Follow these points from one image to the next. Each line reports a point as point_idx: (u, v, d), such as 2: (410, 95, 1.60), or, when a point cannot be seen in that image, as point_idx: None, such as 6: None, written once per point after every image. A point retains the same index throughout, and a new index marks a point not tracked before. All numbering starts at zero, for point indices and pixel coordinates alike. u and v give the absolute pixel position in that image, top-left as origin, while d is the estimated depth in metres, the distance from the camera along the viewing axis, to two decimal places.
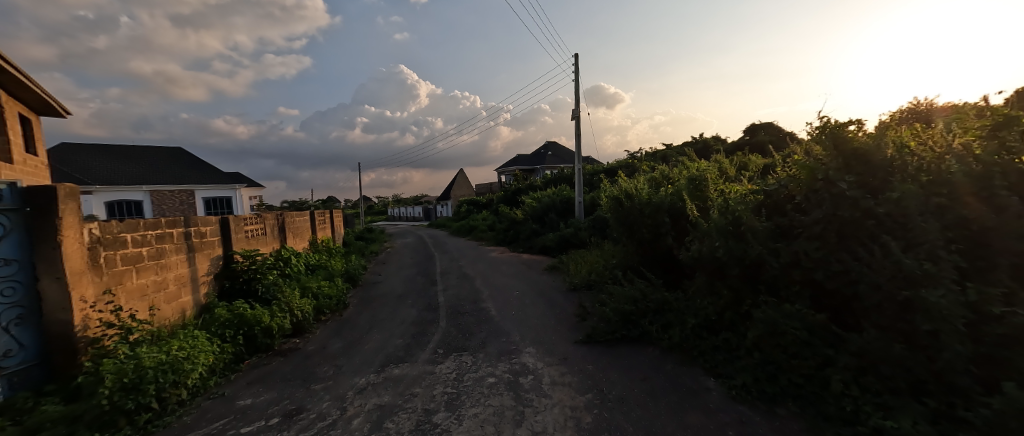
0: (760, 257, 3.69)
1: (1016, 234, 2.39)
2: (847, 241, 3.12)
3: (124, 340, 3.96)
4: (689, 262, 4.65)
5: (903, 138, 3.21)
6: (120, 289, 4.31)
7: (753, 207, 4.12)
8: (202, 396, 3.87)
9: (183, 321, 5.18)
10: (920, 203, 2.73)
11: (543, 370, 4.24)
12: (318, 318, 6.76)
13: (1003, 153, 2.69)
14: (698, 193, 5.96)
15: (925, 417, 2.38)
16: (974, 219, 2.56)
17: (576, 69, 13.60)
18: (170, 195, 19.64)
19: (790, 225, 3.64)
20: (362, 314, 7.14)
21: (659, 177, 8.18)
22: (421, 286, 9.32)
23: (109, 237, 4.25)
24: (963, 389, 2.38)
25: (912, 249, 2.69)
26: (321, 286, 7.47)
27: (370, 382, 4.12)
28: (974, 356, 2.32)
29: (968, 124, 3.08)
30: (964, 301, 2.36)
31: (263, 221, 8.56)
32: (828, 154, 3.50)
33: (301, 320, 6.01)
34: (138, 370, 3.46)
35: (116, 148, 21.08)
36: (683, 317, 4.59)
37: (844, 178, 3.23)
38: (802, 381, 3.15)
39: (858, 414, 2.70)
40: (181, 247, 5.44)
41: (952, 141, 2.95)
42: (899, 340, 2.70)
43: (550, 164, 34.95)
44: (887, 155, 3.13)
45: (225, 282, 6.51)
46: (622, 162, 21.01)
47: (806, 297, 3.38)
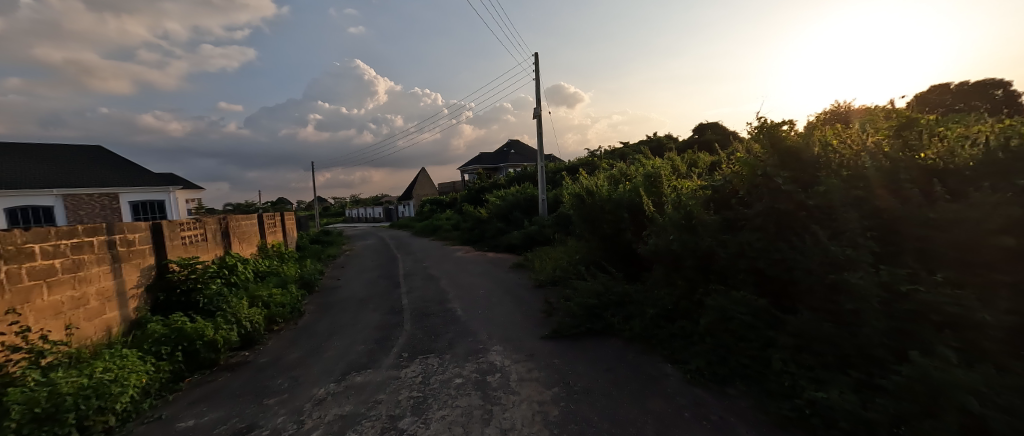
0: (711, 248, 3.92)
1: (917, 221, 2.61)
2: (786, 231, 3.35)
3: (34, 365, 3.47)
4: (649, 256, 4.81)
5: (827, 137, 3.49)
6: (27, 308, 3.78)
7: (701, 203, 4.32)
8: (134, 422, 3.48)
9: (109, 339, 4.63)
10: (843, 195, 2.95)
11: (510, 367, 4.21)
12: (271, 328, 6.32)
13: (907, 150, 3.00)
14: (654, 190, 6.20)
15: (851, 387, 2.59)
16: (885, 209, 2.81)
17: (536, 68, 13.68)
18: (89, 199, 17.59)
19: (735, 217, 3.83)
20: (320, 321, 6.76)
21: (619, 174, 8.40)
22: (384, 289, 8.99)
23: (11, 248, 3.71)
24: (880, 359, 2.61)
25: (840, 236, 2.91)
26: (273, 293, 6.97)
27: (330, 392, 3.89)
28: (892, 331, 2.53)
29: (877, 125, 3.42)
30: (879, 281, 2.55)
31: (204, 226, 7.88)
32: (767, 152, 3.73)
33: (250, 331, 5.58)
34: (53, 398, 3.03)
35: (22, 147, 18.62)
36: (643, 308, 4.75)
37: (780, 174, 3.44)
38: (748, 362, 3.36)
39: (796, 388, 2.90)
40: (104, 257, 4.87)
41: (867, 139, 3.24)
42: (828, 319, 2.90)
43: (512, 162, 34.96)
44: (814, 152, 3.39)
45: (160, 294, 5.85)
46: (583, 159, 21.39)
47: (751, 284, 3.56)
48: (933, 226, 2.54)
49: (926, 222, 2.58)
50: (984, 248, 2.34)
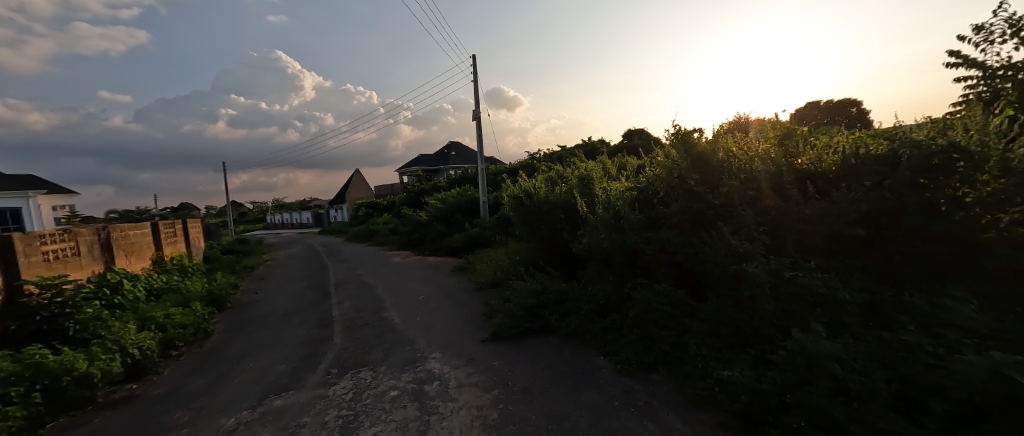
0: (637, 245, 4.03)
1: (796, 217, 3.05)
2: (698, 228, 3.58)
3: None
4: (583, 254, 4.78)
5: (728, 144, 3.84)
6: None
7: (628, 203, 4.44)
8: None
9: None
10: (741, 196, 3.34)
11: (449, 373, 3.77)
12: (166, 354, 5.09)
13: (788, 156, 3.50)
14: (587, 191, 6.37)
15: (751, 363, 2.72)
16: (771, 209, 3.25)
17: (474, 69, 13.44)
18: None
19: (656, 216, 4.06)
20: (233, 340, 5.66)
21: (555, 176, 8.49)
22: (311, 301, 7.90)
23: None
24: (772, 337, 2.81)
25: (740, 232, 3.24)
26: (169, 313, 5.71)
27: (244, 420, 3.13)
28: (780, 312, 2.73)
29: (767, 133, 3.86)
30: (769, 269, 2.80)
31: (76, 238, 6.24)
32: (682, 158, 3.92)
33: (142, 358, 4.27)
34: None
35: None
36: (578, 304, 4.66)
37: (692, 178, 3.62)
38: (670, 349, 3.45)
39: (708, 368, 2.99)
40: None
41: (759, 147, 3.70)
42: (731, 304, 3.14)
43: (454, 164, 34.03)
44: (719, 158, 3.68)
45: (10, 323, 4.03)
46: (522, 162, 21.46)
47: (671, 276, 3.76)
48: (807, 222, 2.99)
49: (800, 218, 3.02)
50: (844, 237, 2.82)
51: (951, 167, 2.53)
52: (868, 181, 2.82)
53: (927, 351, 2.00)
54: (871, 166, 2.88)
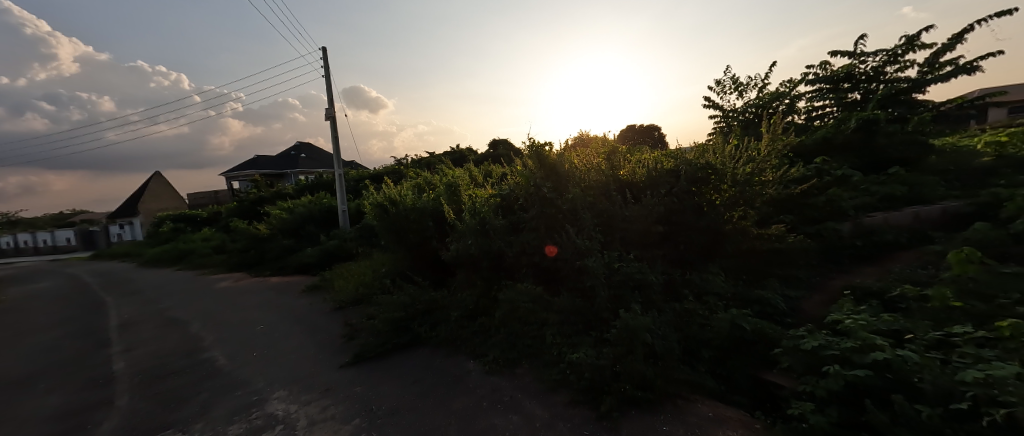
0: (501, 249, 4.54)
1: (620, 217, 4.35)
2: (552, 229, 4.40)
3: None
4: (449, 261, 4.91)
5: (571, 157, 4.89)
6: None
7: (493, 209, 4.88)
8: None
9: None
10: (583, 200, 4.39)
11: (297, 413, 3.61)
12: None
13: (615, 170, 4.87)
14: (455, 198, 6.30)
15: (592, 342, 3.55)
16: (604, 210, 4.41)
17: (326, 64, 12.32)
18: None
19: (517, 221, 4.71)
20: None
21: (423, 183, 8.60)
22: (76, 353, 6.10)
23: None
24: (604, 318, 3.78)
25: (581, 231, 4.22)
26: None
27: None
28: (613, 297, 3.77)
29: (598, 150, 5.20)
30: (607, 262, 3.85)
31: None
32: (536, 167, 4.75)
33: None
34: None
35: None
36: (447, 311, 4.83)
37: (545, 185, 4.48)
38: (531, 341, 4.08)
39: (559, 354, 3.69)
40: None
41: (593, 161, 4.89)
42: (578, 295, 4.00)
43: (303, 168, 30.25)
44: (566, 168, 4.69)
45: None
46: (387, 167, 20.48)
47: (531, 275, 4.41)
48: (627, 220, 4.35)
49: (623, 218, 4.34)
50: (651, 231, 4.33)
51: (707, 179, 4.59)
52: (665, 188, 4.55)
53: (699, 314, 3.69)
54: (664, 177, 4.64)
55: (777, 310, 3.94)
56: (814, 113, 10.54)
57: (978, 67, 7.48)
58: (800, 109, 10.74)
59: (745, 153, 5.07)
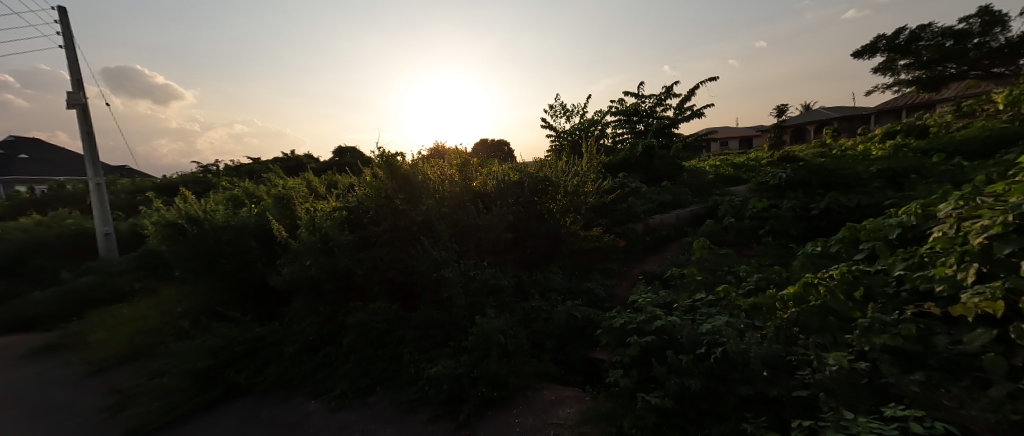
0: (348, 268, 3.92)
1: (475, 226, 4.45)
2: (405, 243, 4.06)
3: None
4: (281, 287, 4.01)
5: (425, 169, 4.63)
6: None
7: (337, 224, 4.14)
8: None
9: None
10: (438, 211, 4.28)
11: None
12: None
13: (468, 180, 5.08)
14: (286, 213, 5.23)
15: (450, 353, 3.41)
16: (462, 221, 4.41)
17: (68, 32, 9.01)
18: None
19: (368, 236, 4.15)
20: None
21: (238, 196, 7.22)
22: None
23: None
24: (462, 326, 3.69)
25: (438, 243, 4.03)
26: None
27: None
28: (470, 305, 3.80)
29: (451, 161, 5.17)
30: (461, 271, 3.88)
31: None
32: (386, 178, 4.27)
33: None
34: None
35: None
36: (280, 348, 3.91)
37: (397, 197, 4.12)
38: (385, 364, 3.65)
39: (416, 372, 3.44)
40: None
41: (447, 174, 4.79)
42: (435, 307, 3.82)
43: (35, 176, 21.44)
44: (420, 180, 4.41)
45: None
46: (184, 177, 16.35)
47: (386, 293, 4.01)
48: (482, 230, 4.49)
49: (476, 227, 4.46)
50: (502, 238, 4.65)
51: (546, 189, 5.44)
52: (513, 197, 5.12)
53: (545, 309, 4.04)
54: (513, 188, 5.30)
55: (604, 298, 4.61)
56: (616, 139, 13.25)
57: (704, 111, 10.72)
58: (606, 134, 13.36)
59: (571, 169, 6.15)
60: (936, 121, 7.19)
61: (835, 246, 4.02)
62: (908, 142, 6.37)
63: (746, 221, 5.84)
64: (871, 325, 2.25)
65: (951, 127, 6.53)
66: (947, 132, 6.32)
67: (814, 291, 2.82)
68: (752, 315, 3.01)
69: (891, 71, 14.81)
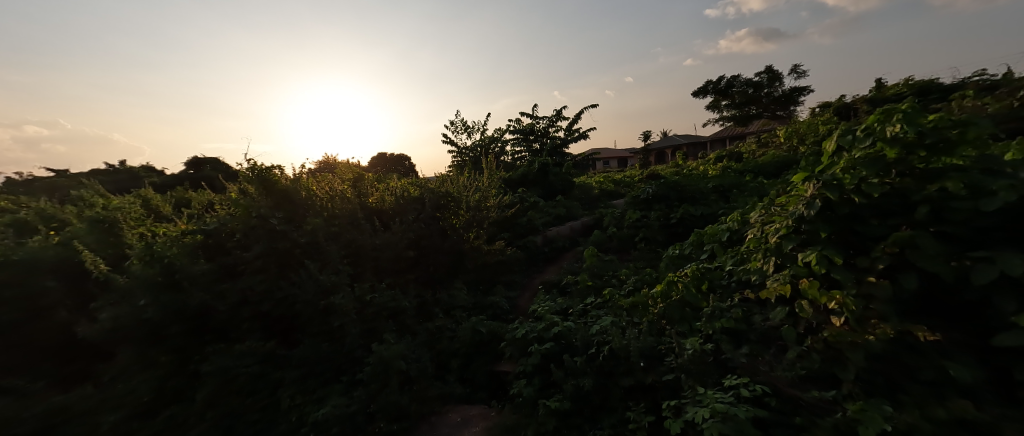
0: (204, 304, 3.11)
1: (371, 246, 4.23)
2: (286, 269, 3.59)
3: None
4: (93, 339, 2.92)
5: (309, 182, 4.22)
6: None
7: (188, 250, 3.34)
8: None
9: None
10: (326, 231, 3.90)
11: None
12: None
13: (362, 196, 4.79)
14: (110, 240, 3.54)
15: (341, 390, 3.10)
16: (357, 240, 4.14)
17: None
18: None
19: (234, 263, 3.46)
20: None
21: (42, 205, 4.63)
22: None
23: None
24: (357, 357, 3.42)
25: (327, 267, 3.71)
26: None
27: None
28: (365, 333, 3.56)
29: (342, 175, 4.83)
30: (355, 298, 3.60)
31: None
32: (259, 193, 3.79)
33: None
34: None
35: None
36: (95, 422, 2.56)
37: (275, 216, 3.66)
38: (258, 416, 2.87)
39: (303, 417, 2.86)
40: None
41: (337, 188, 4.43)
42: (325, 339, 3.40)
43: None
44: (303, 195, 4.00)
45: None
46: None
47: (258, 330, 3.34)
48: (378, 250, 4.30)
49: (372, 247, 4.23)
50: (401, 256, 4.51)
51: (448, 205, 5.40)
52: (414, 214, 5.03)
53: (448, 327, 4.03)
54: (413, 203, 5.18)
55: (505, 310, 4.72)
56: (515, 157, 13.95)
57: (589, 134, 12.01)
58: (506, 151, 13.97)
59: (473, 183, 6.23)
60: (747, 149, 9.22)
61: (688, 248, 4.86)
62: (732, 165, 7.99)
63: (624, 230, 6.61)
64: (713, 312, 2.80)
65: (758, 153, 8.43)
66: (755, 157, 8.16)
67: (675, 286, 3.30)
68: (632, 312, 3.54)
69: (716, 109, 18.62)
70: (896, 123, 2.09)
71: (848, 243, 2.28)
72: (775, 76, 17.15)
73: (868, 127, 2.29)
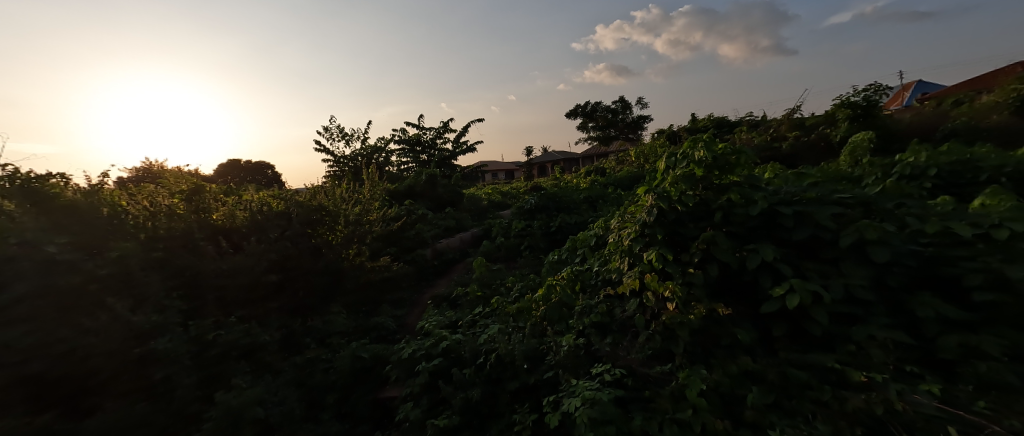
0: None
1: (214, 273, 3.36)
2: (68, 316, 1.94)
3: None
4: None
5: (114, 197, 3.13)
6: None
7: None
8: None
9: None
10: (143, 259, 2.93)
11: None
12: None
13: (200, 212, 3.78)
14: None
15: None
16: (192, 267, 3.25)
17: None
18: None
19: None
20: None
21: None
22: None
23: None
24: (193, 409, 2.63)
25: None
26: None
27: None
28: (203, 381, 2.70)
29: (171, 188, 3.79)
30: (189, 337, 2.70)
31: None
32: (24, 209, 2.16)
33: None
34: None
35: None
36: None
37: (57, 239, 2.09)
38: None
39: None
40: None
41: (160, 203, 3.38)
42: None
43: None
44: (104, 212, 2.83)
45: None
46: None
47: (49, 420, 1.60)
48: (225, 277, 3.45)
49: (215, 274, 3.37)
50: (262, 284, 3.72)
51: (321, 219, 4.75)
52: (276, 232, 4.22)
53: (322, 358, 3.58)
54: (276, 220, 4.34)
55: (390, 330, 4.47)
56: (400, 168, 13.52)
57: (475, 147, 12.42)
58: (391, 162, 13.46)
59: (350, 196, 5.65)
60: (608, 165, 10.72)
61: (564, 253, 5.01)
62: (598, 179, 9.09)
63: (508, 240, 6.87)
64: (584, 309, 2.99)
65: (617, 169, 9.81)
66: (614, 172, 9.50)
67: (553, 288, 3.37)
68: (516, 317, 3.43)
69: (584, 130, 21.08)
70: (699, 150, 2.66)
71: (676, 243, 2.69)
72: (627, 105, 20.29)
73: (683, 151, 2.84)
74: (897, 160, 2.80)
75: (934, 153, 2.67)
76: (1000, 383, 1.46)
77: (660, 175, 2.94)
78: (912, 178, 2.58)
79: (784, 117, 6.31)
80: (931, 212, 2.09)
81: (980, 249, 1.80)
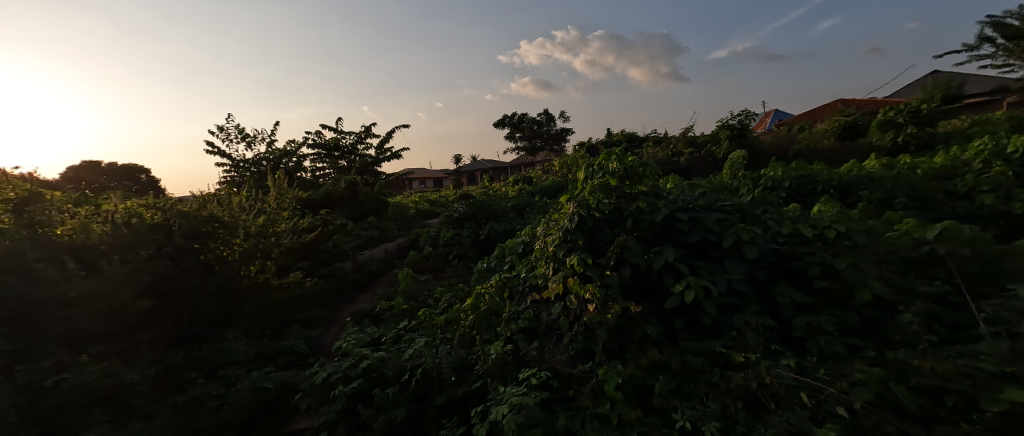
0: None
1: (55, 304, 2.14)
2: None
3: None
4: None
5: None
6: None
7: None
8: None
9: None
10: None
11: None
12: None
13: (34, 226, 2.37)
14: None
15: None
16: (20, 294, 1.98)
17: None
18: None
19: None
20: None
21: None
22: None
23: None
24: None
25: None
26: None
27: None
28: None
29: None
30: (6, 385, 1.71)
31: None
32: None
33: None
34: None
35: None
36: None
37: None
38: None
39: None
40: None
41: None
42: None
43: None
44: None
45: None
46: None
47: None
48: (73, 305, 2.24)
49: (65, 301, 2.19)
50: (123, 314, 2.58)
51: (213, 231, 3.48)
52: (151, 248, 2.98)
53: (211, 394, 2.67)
54: (146, 234, 3.01)
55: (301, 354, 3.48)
56: (316, 173, 12.61)
57: (401, 154, 12.11)
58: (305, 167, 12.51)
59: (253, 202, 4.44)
60: (534, 173, 11.20)
61: (494, 261, 4.59)
62: (526, 188, 9.32)
63: (435, 250, 6.61)
64: (511, 315, 2.79)
65: (542, 178, 10.24)
66: (541, 182, 9.85)
67: (484, 297, 3.08)
68: (444, 329, 3.19)
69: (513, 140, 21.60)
70: (612, 162, 2.89)
71: (594, 248, 2.76)
72: (551, 117, 21.23)
73: (601, 164, 3.03)
74: (763, 174, 3.36)
75: (787, 169, 3.28)
76: (833, 353, 1.80)
77: (580, 185, 3.07)
78: (774, 187, 3.13)
79: (681, 135, 7.14)
80: (785, 217, 2.56)
81: (818, 246, 2.23)
